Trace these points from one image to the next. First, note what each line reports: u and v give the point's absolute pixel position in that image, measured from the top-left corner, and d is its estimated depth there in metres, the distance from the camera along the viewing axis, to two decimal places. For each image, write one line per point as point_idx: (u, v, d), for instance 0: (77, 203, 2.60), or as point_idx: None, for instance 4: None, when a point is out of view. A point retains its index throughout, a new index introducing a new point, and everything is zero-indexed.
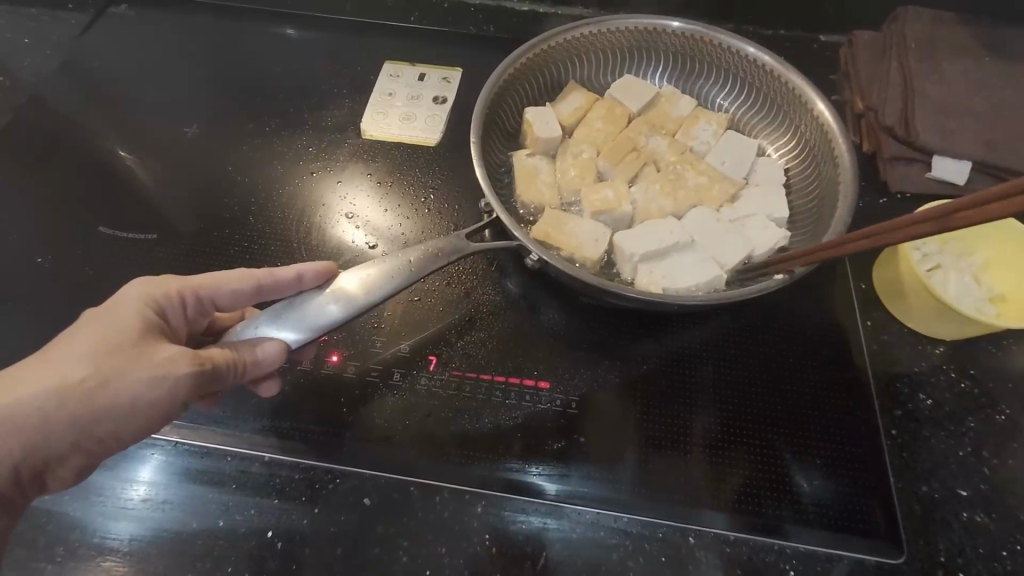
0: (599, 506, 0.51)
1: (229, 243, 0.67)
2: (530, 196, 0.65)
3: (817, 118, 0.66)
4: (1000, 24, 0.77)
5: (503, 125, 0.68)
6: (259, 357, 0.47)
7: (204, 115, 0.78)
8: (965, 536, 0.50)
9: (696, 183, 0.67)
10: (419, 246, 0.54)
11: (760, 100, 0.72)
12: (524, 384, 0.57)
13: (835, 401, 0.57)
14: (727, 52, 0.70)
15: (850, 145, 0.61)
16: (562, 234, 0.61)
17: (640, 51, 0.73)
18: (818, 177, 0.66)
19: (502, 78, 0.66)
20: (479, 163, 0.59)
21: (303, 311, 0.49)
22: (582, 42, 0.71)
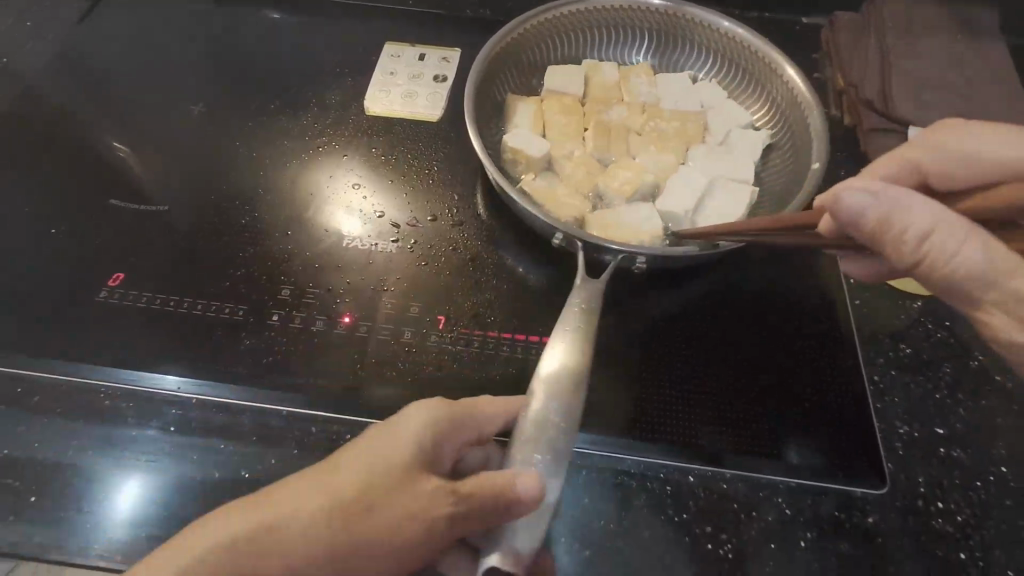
0: (604, 449, 0.54)
1: (240, 213, 0.68)
2: (567, 212, 0.63)
3: (788, 84, 0.70)
4: (969, 4, 0.82)
5: (490, 105, 0.70)
6: (525, 491, 0.41)
7: (209, 95, 0.80)
8: (943, 470, 0.54)
9: (672, 129, 0.71)
10: (566, 310, 0.54)
11: (735, 74, 0.75)
12: (530, 340, 0.60)
13: (821, 352, 0.61)
14: (703, 28, 0.74)
15: (822, 111, 0.64)
16: (620, 227, 0.63)
17: (620, 30, 0.76)
18: (794, 145, 0.69)
19: (487, 61, 0.68)
20: (473, 133, 0.61)
21: (546, 426, 0.46)
22: (565, 21, 0.74)
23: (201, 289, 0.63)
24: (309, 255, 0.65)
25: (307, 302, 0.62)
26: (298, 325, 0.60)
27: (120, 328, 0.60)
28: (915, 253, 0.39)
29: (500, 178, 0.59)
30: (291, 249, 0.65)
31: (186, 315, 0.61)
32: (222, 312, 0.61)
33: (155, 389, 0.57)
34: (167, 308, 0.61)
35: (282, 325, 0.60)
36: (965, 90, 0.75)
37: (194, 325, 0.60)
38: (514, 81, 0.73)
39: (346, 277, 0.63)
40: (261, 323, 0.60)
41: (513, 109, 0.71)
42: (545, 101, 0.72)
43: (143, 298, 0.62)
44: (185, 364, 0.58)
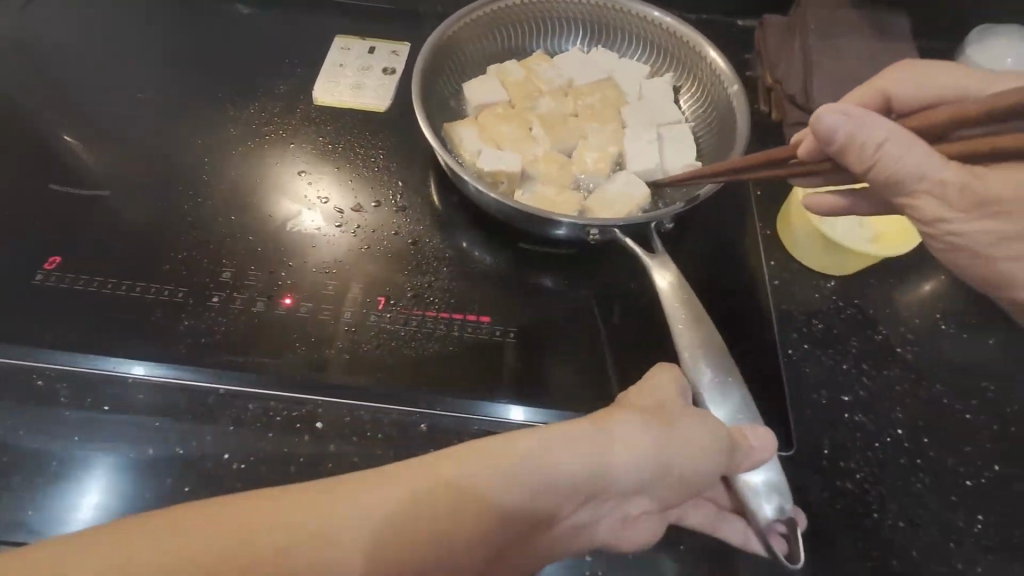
0: (533, 420, 0.57)
1: (183, 199, 0.69)
2: (568, 208, 0.66)
3: (711, 66, 0.74)
4: (885, 10, 0.88)
5: (433, 94, 0.72)
6: (757, 445, 0.49)
7: (158, 82, 0.80)
8: (847, 433, 0.59)
9: (588, 105, 0.75)
10: (659, 283, 0.59)
11: (666, 61, 0.79)
12: (467, 318, 0.62)
13: (741, 326, 0.64)
14: (637, 18, 0.78)
15: (745, 95, 0.69)
16: (614, 204, 0.67)
17: (559, 21, 0.80)
18: (717, 116, 0.74)
19: (428, 58, 0.69)
20: (423, 119, 0.63)
21: (723, 391, 0.55)
22: (504, 13, 0.76)
23: (142, 272, 0.63)
24: (253, 239, 0.66)
25: (248, 284, 0.63)
26: (238, 306, 0.61)
27: (57, 310, 0.60)
28: (868, 160, 0.43)
29: (446, 161, 0.62)
30: (234, 235, 0.66)
31: (125, 297, 0.61)
32: (162, 294, 0.62)
33: (91, 367, 0.57)
34: (106, 290, 0.62)
35: (221, 307, 0.61)
36: None
37: (133, 307, 0.61)
38: (457, 70, 0.76)
39: (288, 261, 0.64)
40: (202, 305, 0.61)
41: (456, 137, 0.70)
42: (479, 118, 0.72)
43: (82, 281, 0.62)
44: (122, 344, 0.58)
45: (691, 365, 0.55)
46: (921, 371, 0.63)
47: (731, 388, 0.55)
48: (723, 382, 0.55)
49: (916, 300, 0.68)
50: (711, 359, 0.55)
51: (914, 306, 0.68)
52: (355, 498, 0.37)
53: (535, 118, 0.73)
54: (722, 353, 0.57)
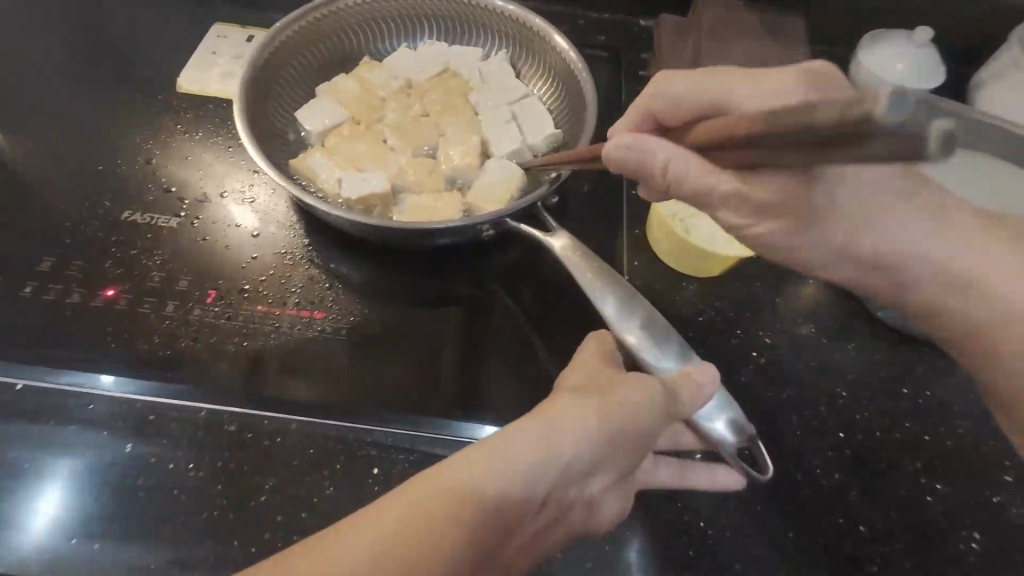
0: (353, 422, 0.54)
1: (19, 185, 0.65)
2: (444, 212, 0.63)
3: (559, 53, 0.72)
4: (779, 12, 0.87)
5: (278, 96, 0.69)
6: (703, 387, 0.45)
7: (17, 64, 0.76)
8: None
9: (433, 101, 0.73)
10: (566, 258, 0.57)
11: (525, 54, 0.77)
12: (299, 314, 0.60)
13: (586, 327, 0.63)
14: (486, 11, 0.76)
15: (593, 82, 0.67)
16: (490, 197, 0.65)
17: (410, 15, 0.77)
18: (570, 103, 0.73)
19: (258, 66, 0.66)
20: (243, 124, 0.61)
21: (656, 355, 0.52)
22: (349, 11, 0.73)
23: None
24: (82, 229, 0.62)
25: (67, 274, 0.59)
26: (51, 298, 0.57)
27: None
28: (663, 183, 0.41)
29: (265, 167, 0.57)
30: (63, 223, 0.63)
31: None
32: None
33: None
34: None
35: (33, 299, 0.57)
36: None
37: None
38: (303, 70, 0.73)
39: (116, 251, 0.61)
40: (13, 296, 0.57)
41: (306, 167, 0.64)
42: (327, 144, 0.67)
43: None
44: None
45: (622, 334, 0.53)
46: (772, 375, 0.61)
47: (673, 346, 0.52)
48: (659, 343, 0.52)
49: (779, 303, 0.67)
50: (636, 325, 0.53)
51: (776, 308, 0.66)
52: (344, 544, 0.30)
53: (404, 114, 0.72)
54: (647, 312, 0.54)
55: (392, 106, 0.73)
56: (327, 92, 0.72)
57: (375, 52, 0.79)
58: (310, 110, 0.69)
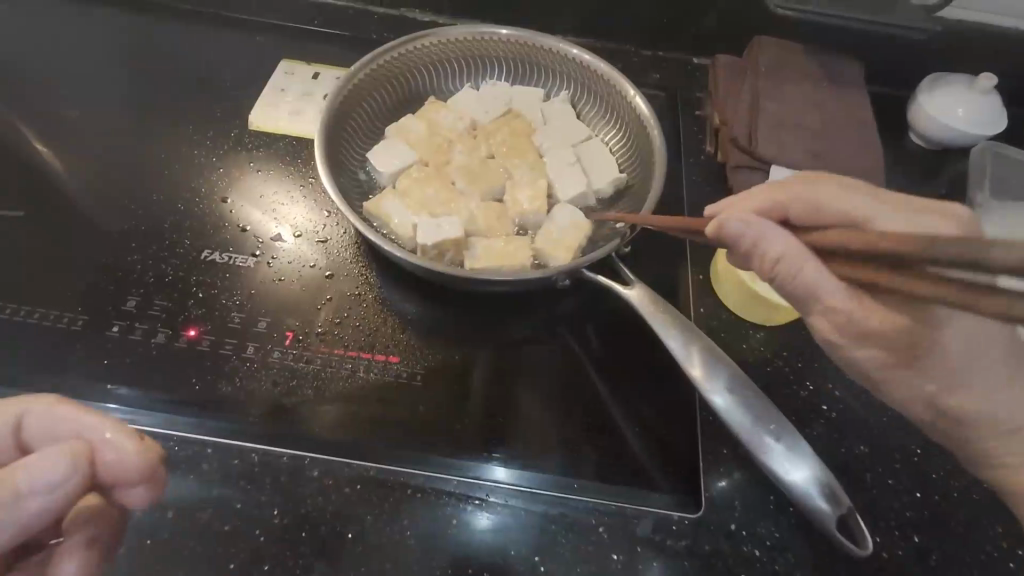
0: (431, 470, 0.55)
1: (101, 221, 0.67)
2: (518, 260, 0.64)
3: (631, 104, 0.73)
4: (836, 53, 0.87)
5: (352, 137, 0.71)
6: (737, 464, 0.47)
7: (95, 100, 0.79)
8: (761, 494, 0.57)
9: (503, 140, 0.75)
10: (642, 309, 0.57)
11: (592, 99, 0.78)
12: (375, 358, 0.60)
13: (653, 376, 0.64)
14: (557, 56, 0.77)
15: (661, 130, 0.69)
16: (562, 243, 0.66)
17: (480, 58, 0.78)
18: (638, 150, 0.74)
19: (336, 111, 0.68)
20: (325, 171, 0.62)
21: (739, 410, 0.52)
22: (423, 53, 0.75)
23: (46, 297, 0.61)
24: (164, 267, 0.64)
25: (151, 313, 0.61)
26: (137, 337, 0.59)
27: None
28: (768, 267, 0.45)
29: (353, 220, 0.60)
30: (146, 261, 0.64)
31: (24, 323, 0.59)
32: (62, 322, 0.60)
33: None
34: (5, 315, 0.60)
35: (120, 338, 0.59)
36: (824, 135, 0.79)
37: (31, 334, 0.59)
38: (374, 111, 0.74)
39: (197, 291, 0.62)
40: (100, 334, 0.59)
41: (380, 211, 0.66)
42: (399, 187, 0.69)
43: None
44: (16, 373, 0.56)
45: (698, 380, 0.53)
46: (844, 431, 0.61)
47: (754, 399, 0.53)
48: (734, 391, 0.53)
49: None
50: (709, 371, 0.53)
51: None
52: None
53: (470, 155, 0.73)
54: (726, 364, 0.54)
55: (460, 148, 0.74)
56: (395, 134, 0.73)
57: (442, 91, 0.80)
58: (382, 153, 0.70)
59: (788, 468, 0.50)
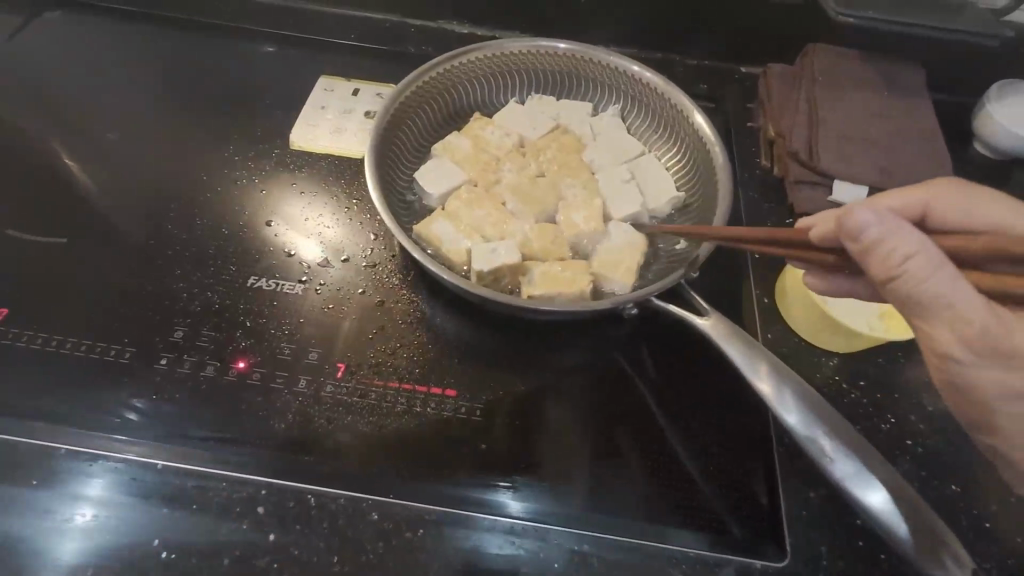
0: (495, 514, 0.52)
1: (144, 248, 0.65)
2: (577, 285, 0.61)
3: (689, 118, 0.70)
4: (896, 60, 0.83)
5: (401, 156, 0.69)
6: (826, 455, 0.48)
7: (134, 120, 0.77)
8: (851, 539, 0.54)
9: (555, 157, 0.72)
10: (711, 332, 0.54)
11: (646, 114, 0.75)
12: (432, 392, 0.58)
13: (723, 409, 0.60)
14: (615, 72, 0.74)
15: (723, 146, 0.66)
16: (621, 267, 0.63)
17: (531, 73, 0.76)
18: (697, 168, 0.71)
19: (383, 131, 0.65)
20: (376, 194, 0.60)
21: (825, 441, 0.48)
22: (470, 68, 0.73)
23: (91, 328, 0.59)
24: (211, 295, 0.62)
25: (199, 345, 0.59)
26: (186, 370, 0.57)
27: None
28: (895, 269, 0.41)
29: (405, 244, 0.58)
30: (192, 289, 0.62)
31: (70, 356, 0.58)
32: (108, 354, 0.58)
33: (18, 436, 0.53)
34: (51, 348, 0.58)
35: (168, 371, 0.57)
36: (889, 147, 0.75)
37: (78, 368, 0.57)
38: (422, 128, 0.71)
39: (246, 321, 0.60)
40: (148, 367, 0.57)
41: (430, 234, 0.63)
42: (448, 209, 0.66)
43: (27, 336, 0.59)
44: (63, 408, 0.55)
45: (775, 405, 0.50)
46: (930, 469, 0.57)
47: (840, 429, 0.49)
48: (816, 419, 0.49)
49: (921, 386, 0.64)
50: (787, 397, 0.50)
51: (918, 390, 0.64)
52: None
53: (521, 174, 0.70)
54: (806, 390, 0.51)
55: (509, 166, 0.71)
56: (441, 153, 0.71)
57: (487, 105, 0.77)
58: (430, 173, 0.68)
59: (881, 500, 0.46)
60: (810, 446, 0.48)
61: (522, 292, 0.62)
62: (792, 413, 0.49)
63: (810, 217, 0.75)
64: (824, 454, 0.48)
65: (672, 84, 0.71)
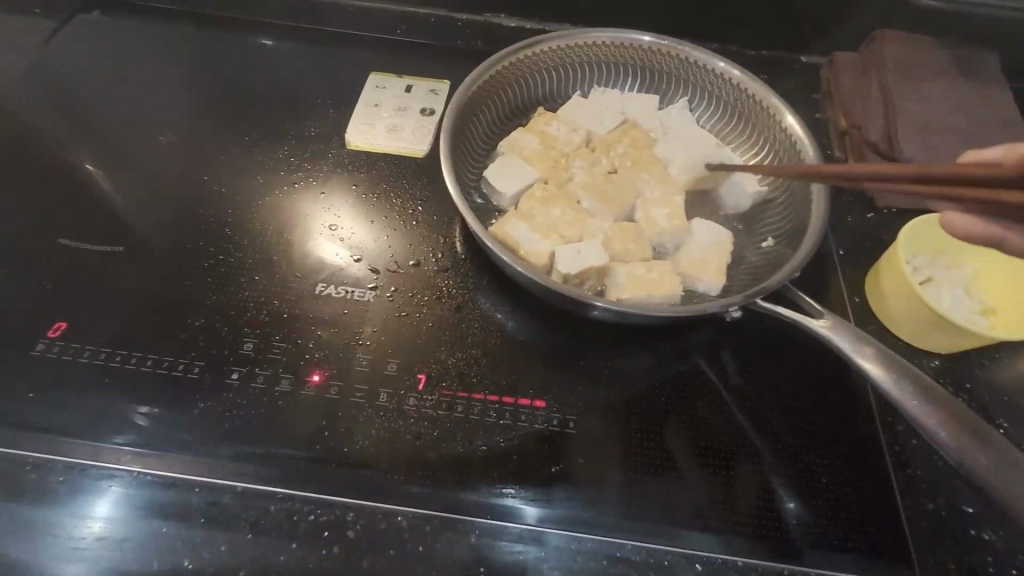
0: (600, 533, 0.49)
1: (203, 255, 0.62)
2: (667, 287, 0.58)
3: (772, 111, 0.68)
4: (972, 47, 0.80)
5: (470, 152, 0.66)
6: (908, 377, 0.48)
7: (180, 122, 0.74)
8: (975, 554, 0.51)
9: (628, 154, 0.68)
10: (827, 334, 0.51)
11: (720, 108, 0.72)
12: (520, 403, 0.55)
13: (825, 414, 0.57)
14: (693, 66, 0.71)
15: (811, 139, 0.63)
16: (709, 267, 0.60)
17: (603, 67, 0.73)
18: (779, 163, 0.68)
19: (454, 124, 0.63)
20: (455, 189, 0.57)
21: (968, 445, 0.45)
22: (536, 61, 0.70)
23: (155, 341, 0.56)
24: (279, 304, 0.59)
25: (271, 357, 0.56)
26: (260, 385, 0.54)
27: (54, 388, 0.54)
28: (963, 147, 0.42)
29: (488, 243, 0.55)
30: (258, 298, 0.59)
31: (134, 372, 0.54)
32: (175, 369, 0.55)
33: (88, 460, 0.50)
34: (114, 363, 0.55)
35: (241, 386, 0.54)
36: (973, 136, 0.72)
37: (144, 384, 0.54)
38: (488, 122, 0.69)
39: (318, 331, 0.57)
40: (219, 382, 0.54)
41: (506, 235, 0.60)
42: (521, 208, 0.62)
43: (87, 351, 0.56)
44: (131, 427, 0.52)
45: (911, 411, 0.47)
46: None
47: (981, 431, 0.45)
48: (962, 429, 0.45)
49: (1021, 387, 0.61)
50: (926, 404, 0.46)
51: (1018, 391, 0.61)
52: None
53: (594, 172, 0.67)
54: (938, 391, 0.47)
55: (579, 163, 0.68)
56: (509, 150, 0.67)
57: (551, 100, 0.74)
58: (500, 171, 0.65)
59: None
60: (957, 455, 0.45)
61: (607, 294, 0.59)
62: (932, 420, 0.46)
63: (891, 211, 0.72)
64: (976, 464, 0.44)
65: (751, 77, 0.69)
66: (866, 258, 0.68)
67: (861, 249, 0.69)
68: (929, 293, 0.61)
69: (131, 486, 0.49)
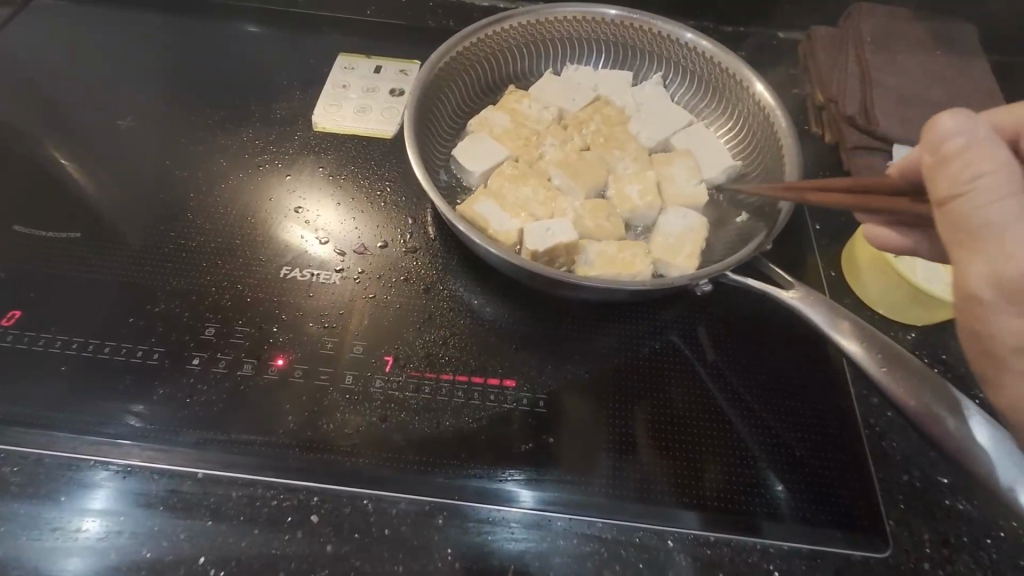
0: (571, 512, 0.48)
1: (164, 241, 0.60)
2: (639, 267, 0.57)
3: (744, 84, 0.66)
4: (950, 18, 0.78)
5: (436, 131, 0.65)
6: (820, 301, 0.50)
7: (143, 108, 0.72)
8: (949, 525, 0.50)
9: (600, 130, 0.67)
10: (797, 304, 0.50)
11: (694, 85, 0.71)
12: (488, 383, 0.54)
13: (801, 390, 0.56)
14: (664, 40, 0.70)
15: (783, 110, 0.62)
16: (679, 244, 0.59)
17: (573, 42, 0.72)
18: (755, 137, 0.67)
19: (419, 101, 0.61)
20: (420, 165, 0.55)
21: (934, 411, 0.44)
22: (503, 37, 0.68)
23: (113, 329, 0.55)
24: (242, 288, 0.57)
25: (234, 342, 0.54)
26: (222, 370, 0.53)
27: (10, 376, 0.52)
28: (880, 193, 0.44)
29: (456, 223, 0.53)
30: (222, 282, 0.58)
31: (93, 359, 0.53)
32: (135, 355, 0.53)
33: (42, 449, 0.48)
34: (71, 352, 0.54)
35: (203, 372, 0.53)
36: (950, 108, 0.70)
37: (102, 372, 0.52)
38: (456, 102, 0.67)
39: (281, 314, 0.56)
40: (179, 368, 0.53)
41: (476, 215, 0.58)
42: (490, 187, 0.61)
43: (43, 340, 0.54)
44: (88, 416, 0.50)
45: (879, 381, 0.46)
46: None
47: (946, 395, 0.45)
48: (932, 398, 0.45)
49: None
50: (895, 373, 0.46)
51: None
52: None
53: (564, 149, 0.66)
54: (904, 357, 0.47)
55: (552, 141, 0.66)
56: (477, 129, 0.66)
57: (521, 80, 0.73)
58: (468, 149, 0.63)
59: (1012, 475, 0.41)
60: (926, 424, 0.44)
61: (580, 275, 0.58)
62: (899, 389, 0.45)
63: None
64: (943, 434, 0.44)
65: (724, 47, 0.67)
66: (841, 233, 0.68)
67: (837, 224, 0.68)
68: (904, 265, 0.60)
69: (90, 476, 0.48)
